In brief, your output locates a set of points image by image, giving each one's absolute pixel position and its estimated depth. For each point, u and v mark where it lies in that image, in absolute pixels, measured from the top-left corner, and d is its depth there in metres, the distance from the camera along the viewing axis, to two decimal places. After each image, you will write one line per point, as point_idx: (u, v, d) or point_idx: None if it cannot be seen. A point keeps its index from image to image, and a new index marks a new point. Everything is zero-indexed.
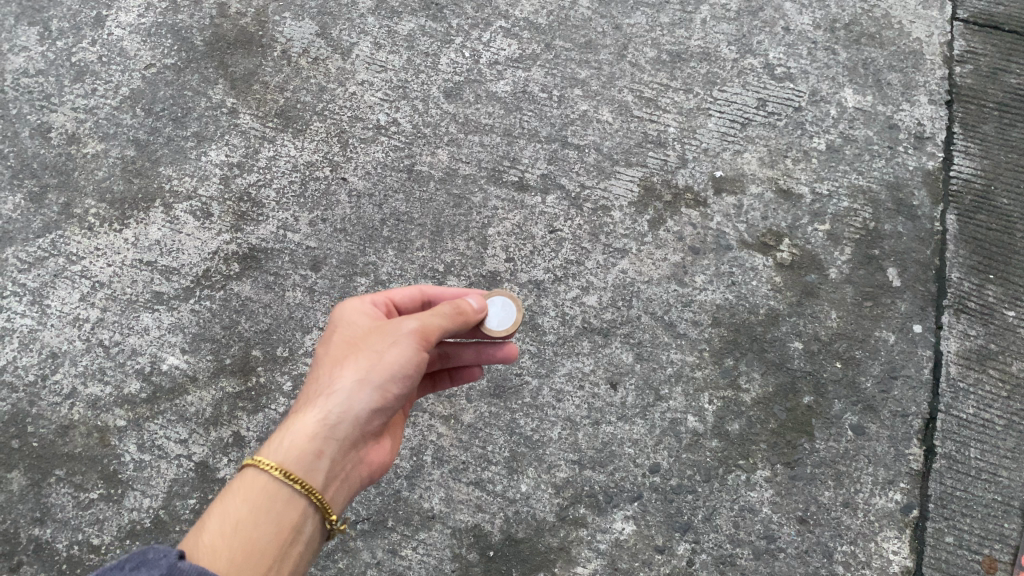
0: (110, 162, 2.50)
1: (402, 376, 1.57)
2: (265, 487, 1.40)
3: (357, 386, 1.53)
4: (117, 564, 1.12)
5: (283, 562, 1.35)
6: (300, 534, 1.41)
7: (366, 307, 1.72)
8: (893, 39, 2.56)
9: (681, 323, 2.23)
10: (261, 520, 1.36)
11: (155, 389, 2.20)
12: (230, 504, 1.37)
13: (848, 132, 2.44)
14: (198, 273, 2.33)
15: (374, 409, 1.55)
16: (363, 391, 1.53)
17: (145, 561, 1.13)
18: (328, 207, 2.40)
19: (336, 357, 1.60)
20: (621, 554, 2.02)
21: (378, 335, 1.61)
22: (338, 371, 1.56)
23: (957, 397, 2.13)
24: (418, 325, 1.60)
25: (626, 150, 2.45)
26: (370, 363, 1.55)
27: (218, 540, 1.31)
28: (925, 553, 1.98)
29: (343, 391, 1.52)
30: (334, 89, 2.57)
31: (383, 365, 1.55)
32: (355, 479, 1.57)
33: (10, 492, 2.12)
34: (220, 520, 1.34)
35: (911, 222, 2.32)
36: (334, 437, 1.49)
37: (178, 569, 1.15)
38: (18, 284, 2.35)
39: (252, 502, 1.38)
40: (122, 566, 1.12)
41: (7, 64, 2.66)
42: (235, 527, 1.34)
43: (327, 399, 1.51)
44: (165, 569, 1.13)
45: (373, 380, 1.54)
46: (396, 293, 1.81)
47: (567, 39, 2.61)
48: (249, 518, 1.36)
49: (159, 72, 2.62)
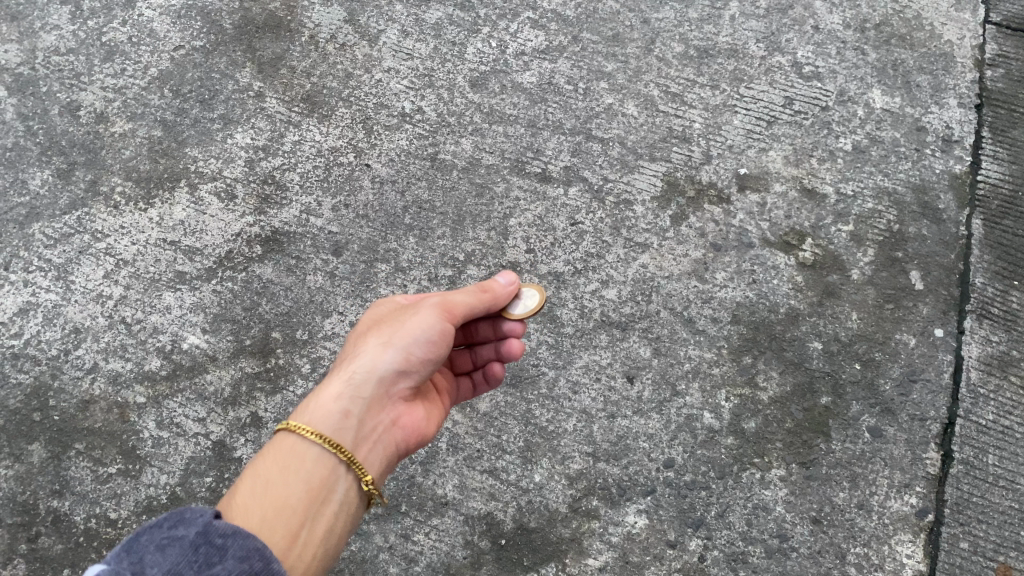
0: (138, 142, 2.52)
1: (425, 338, 1.63)
2: (294, 447, 1.47)
3: (379, 349, 1.60)
4: (155, 523, 1.18)
5: (315, 519, 1.42)
6: (332, 493, 1.47)
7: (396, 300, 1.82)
8: (924, 41, 2.54)
9: (700, 319, 2.22)
10: (291, 479, 1.43)
11: (175, 367, 2.22)
12: (262, 465, 1.45)
13: (875, 133, 2.43)
14: (221, 254, 2.35)
15: (397, 370, 1.61)
16: (385, 352, 1.60)
17: (183, 518, 1.19)
18: (351, 192, 2.41)
19: (365, 333, 1.69)
20: (632, 547, 2.02)
21: (400, 312, 1.70)
22: (362, 342, 1.65)
23: (977, 403, 2.11)
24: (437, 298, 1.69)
25: (650, 144, 2.44)
26: (392, 330, 1.64)
27: (249, 498, 1.39)
28: (939, 558, 1.97)
29: (365, 356, 1.60)
30: (360, 76, 2.58)
31: (403, 329, 1.63)
32: (391, 445, 1.61)
33: (30, 463, 2.15)
34: (251, 480, 1.42)
35: (936, 225, 2.30)
36: (359, 395, 1.55)
37: (215, 526, 1.20)
38: (44, 259, 2.38)
39: (282, 462, 1.45)
40: (161, 525, 1.18)
41: (39, 41, 2.69)
42: (266, 484, 1.41)
43: (352, 363, 1.60)
44: (201, 526, 1.19)
45: (394, 342, 1.61)
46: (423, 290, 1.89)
47: (594, 32, 2.61)
48: (280, 478, 1.43)
49: (188, 54, 2.64)
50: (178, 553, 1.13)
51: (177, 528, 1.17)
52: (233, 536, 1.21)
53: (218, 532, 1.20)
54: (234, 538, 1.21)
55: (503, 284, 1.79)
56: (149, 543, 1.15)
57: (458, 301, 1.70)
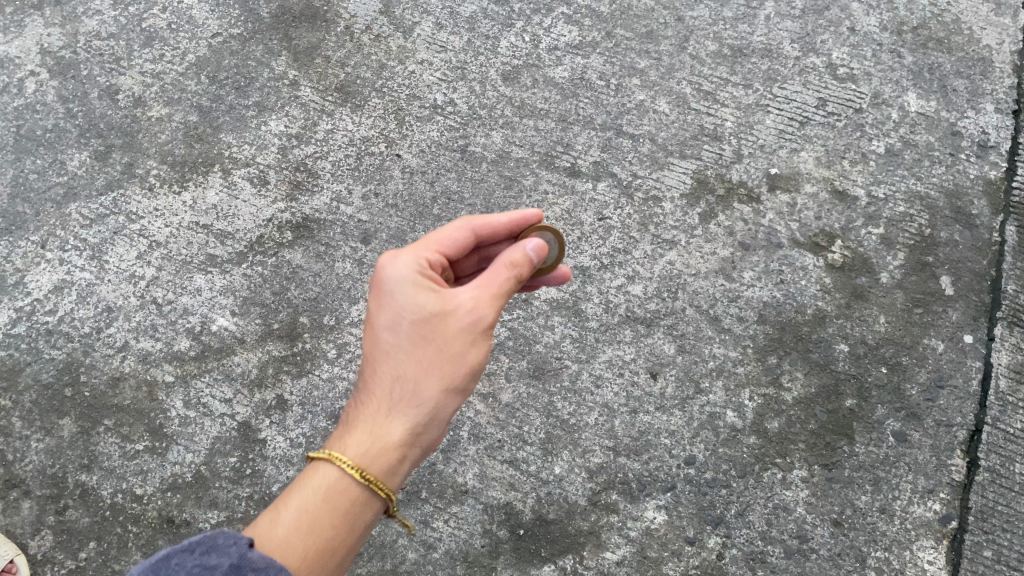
0: (173, 126, 2.56)
1: (477, 368, 1.57)
2: (342, 485, 1.42)
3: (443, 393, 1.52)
4: (197, 543, 1.21)
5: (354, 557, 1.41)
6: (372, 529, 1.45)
7: (422, 274, 1.59)
8: (961, 45, 2.51)
9: (726, 318, 2.22)
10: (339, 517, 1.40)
11: (203, 348, 2.26)
12: (299, 494, 1.40)
13: (909, 137, 2.40)
14: (252, 239, 2.38)
15: (452, 407, 1.55)
16: (445, 398, 1.53)
17: (215, 546, 1.21)
18: (381, 181, 2.43)
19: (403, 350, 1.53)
20: (650, 542, 2.02)
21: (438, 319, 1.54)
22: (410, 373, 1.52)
23: (1006, 411, 2.09)
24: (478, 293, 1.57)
25: (681, 142, 2.44)
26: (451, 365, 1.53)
27: (289, 531, 1.35)
28: (961, 565, 1.95)
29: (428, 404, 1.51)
30: (394, 67, 2.60)
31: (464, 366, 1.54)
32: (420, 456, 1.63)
33: (60, 438, 2.19)
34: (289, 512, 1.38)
35: (968, 231, 2.28)
36: (416, 443, 1.51)
37: (248, 559, 1.23)
38: (80, 239, 2.42)
39: (329, 494, 1.41)
40: (194, 549, 1.20)
41: (80, 25, 2.74)
42: (305, 531, 1.36)
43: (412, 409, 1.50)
44: (236, 558, 1.21)
45: (455, 385, 1.54)
46: (447, 241, 1.69)
47: (628, 28, 2.61)
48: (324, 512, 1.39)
49: (225, 41, 2.68)
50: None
51: (209, 556, 1.19)
52: (264, 570, 1.24)
53: (250, 566, 1.23)
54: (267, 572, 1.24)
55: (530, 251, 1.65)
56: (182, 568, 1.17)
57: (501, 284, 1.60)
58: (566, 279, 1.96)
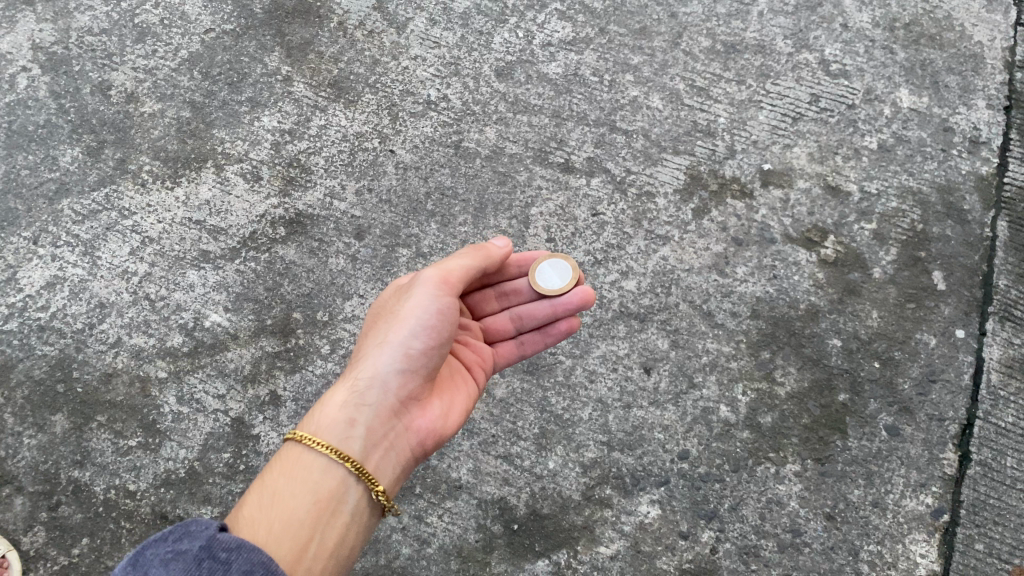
0: (166, 122, 2.55)
1: (422, 331, 1.68)
2: (301, 459, 1.55)
3: (381, 348, 1.67)
4: (163, 535, 1.21)
5: (326, 528, 1.48)
6: (344, 503, 1.53)
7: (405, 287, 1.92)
8: (954, 42, 2.52)
9: (720, 313, 2.22)
10: (301, 490, 1.50)
11: (197, 344, 2.25)
12: (268, 477, 1.53)
13: (901, 133, 2.41)
14: (245, 234, 2.38)
15: (401, 369, 1.66)
16: (386, 354, 1.66)
17: (186, 532, 1.22)
18: (374, 177, 2.43)
19: (369, 333, 1.76)
20: (644, 537, 2.03)
21: (396, 302, 1.76)
22: (367, 344, 1.71)
23: (997, 405, 2.10)
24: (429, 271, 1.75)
25: (674, 137, 2.44)
26: (391, 327, 1.69)
27: (254, 510, 1.45)
28: (953, 558, 1.96)
29: (369, 359, 1.66)
30: (387, 63, 2.60)
31: (402, 324, 1.68)
32: (406, 450, 1.66)
33: (52, 434, 2.18)
34: (256, 496, 1.49)
35: (960, 226, 2.28)
36: (362, 402, 1.62)
37: (218, 540, 1.23)
38: (72, 234, 2.41)
39: (289, 473, 1.53)
40: (165, 538, 1.21)
41: (72, 21, 2.73)
42: (267, 504, 1.46)
43: (357, 370, 1.66)
44: (205, 540, 1.22)
45: (395, 342, 1.67)
46: None
47: (621, 24, 2.61)
48: (286, 489, 1.49)
49: (218, 37, 2.67)
50: (182, 566, 1.16)
51: (181, 542, 1.20)
52: (236, 549, 1.24)
53: (221, 545, 1.23)
54: (237, 552, 1.24)
55: (498, 247, 1.87)
56: (154, 556, 1.17)
57: (453, 269, 1.76)
58: (573, 326, 2.00)
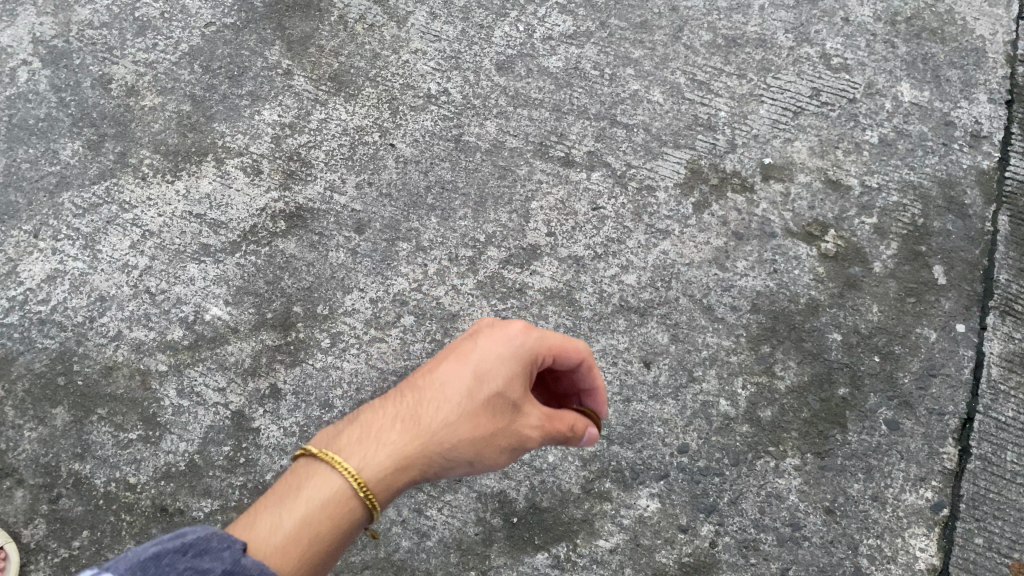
0: (166, 116, 2.55)
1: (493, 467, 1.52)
2: (347, 504, 1.34)
3: (464, 462, 1.46)
4: (181, 546, 1.10)
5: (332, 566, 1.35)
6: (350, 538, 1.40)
7: (529, 349, 1.49)
8: (955, 36, 2.52)
9: (720, 307, 2.22)
10: (336, 534, 1.32)
11: (197, 337, 2.25)
12: (300, 500, 1.32)
13: (902, 127, 2.41)
14: (246, 228, 2.38)
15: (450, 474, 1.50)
16: (462, 467, 1.47)
17: (209, 549, 1.11)
18: (375, 170, 2.43)
19: (472, 410, 1.46)
20: (643, 530, 2.03)
21: (506, 418, 1.48)
22: (456, 434, 1.44)
23: (997, 399, 2.10)
24: (541, 434, 1.50)
25: (675, 131, 2.44)
26: (489, 445, 1.47)
27: (286, 540, 1.27)
28: (952, 552, 1.96)
29: (450, 460, 1.45)
30: (388, 56, 2.60)
31: (491, 459, 1.49)
32: None
33: (53, 427, 2.19)
34: (287, 520, 1.29)
35: (961, 221, 2.28)
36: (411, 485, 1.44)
37: (242, 564, 1.13)
38: (72, 228, 2.41)
39: (329, 510, 1.32)
40: (184, 551, 1.10)
41: (73, 15, 2.73)
42: (301, 539, 1.27)
43: (436, 455, 1.43)
44: (228, 563, 1.12)
45: (476, 465, 1.48)
46: (566, 355, 1.52)
47: (622, 18, 2.61)
48: (322, 525, 1.30)
49: (219, 31, 2.67)
50: None
51: (202, 559, 1.10)
52: None
53: (245, 573, 1.13)
54: None
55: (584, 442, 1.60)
56: (173, 569, 1.07)
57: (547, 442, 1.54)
58: None
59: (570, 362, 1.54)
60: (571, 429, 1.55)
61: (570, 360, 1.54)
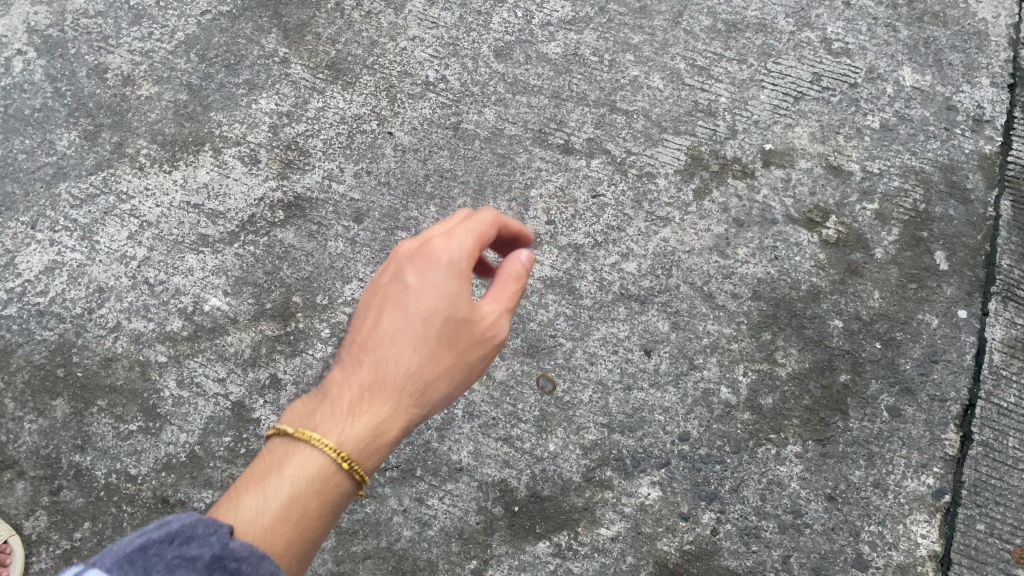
0: (163, 105, 2.54)
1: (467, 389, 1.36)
2: (323, 481, 1.16)
3: (438, 389, 1.30)
4: (164, 536, 0.99)
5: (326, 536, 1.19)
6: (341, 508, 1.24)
7: (456, 249, 1.35)
8: (957, 19, 2.49)
9: (720, 295, 2.21)
10: (324, 507, 1.15)
11: (196, 328, 2.25)
12: (267, 484, 1.14)
13: (904, 112, 2.39)
14: (244, 218, 2.36)
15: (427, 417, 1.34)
16: (439, 400, 1.31)
17: (196, 535, 1.00)
18: (373, 159, 2.41)
19: (422, 335, 1.31)
20: (645, 518, 2.03)
21: (463, 336, 1.33)
22: (417, 365, 1.29)
23: (999, 385, 2.09)
24: (505, 331, 1.37)
25: (675, 118, 2.42)
26: (457, 372, 1.32)
27: (271, 518, 1.11)
28: (954, 539, 1.96)
29: (425, 400, 1.29)
30: (385, 44, 2.58)
31: (465, 376, 1.33)
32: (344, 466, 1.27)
33: (53, 418, 2.18)
34: (264, 501, 1.12)
35: (963, 206, 2.27)
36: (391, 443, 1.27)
37: (232, 546, 1.03)
38: (70, 219, 2.40)
39: (306, 489, 1.14)
40: (170, 540, 0.98)
41: (68, 4, 2.70)
42: (286, 516, 1.11)
43: (408, 407, 1.27)
44: (217, 547, 1.01)
45: (453, 389, 1.32)
46: (480, 233, 1.37)
47: (621, 3, 2.58)
48: (306, 500, 1.14)
49: (214, 19, 2.65)
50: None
51: (189, 546, 0.99)
52: (249, 560, 1.03)
53: (236, 556, 1.02)
54: (253, 561, 1.03)
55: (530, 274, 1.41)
56: (159, 560, 0.97)
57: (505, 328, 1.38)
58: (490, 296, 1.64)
59: (489, 224, 1.39)
60: (518, 298, 1.40)
61: (488, 231, 1.38)
